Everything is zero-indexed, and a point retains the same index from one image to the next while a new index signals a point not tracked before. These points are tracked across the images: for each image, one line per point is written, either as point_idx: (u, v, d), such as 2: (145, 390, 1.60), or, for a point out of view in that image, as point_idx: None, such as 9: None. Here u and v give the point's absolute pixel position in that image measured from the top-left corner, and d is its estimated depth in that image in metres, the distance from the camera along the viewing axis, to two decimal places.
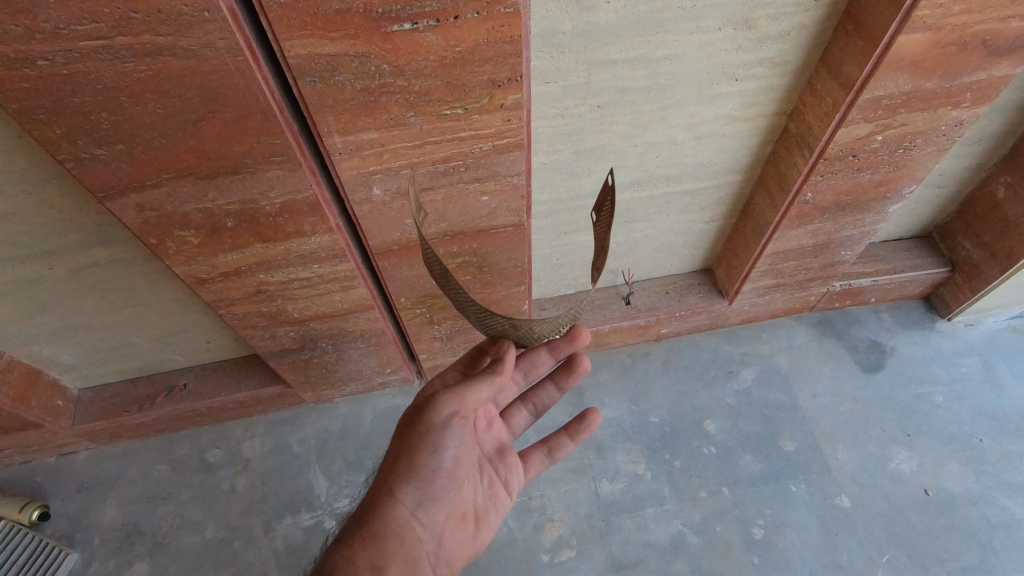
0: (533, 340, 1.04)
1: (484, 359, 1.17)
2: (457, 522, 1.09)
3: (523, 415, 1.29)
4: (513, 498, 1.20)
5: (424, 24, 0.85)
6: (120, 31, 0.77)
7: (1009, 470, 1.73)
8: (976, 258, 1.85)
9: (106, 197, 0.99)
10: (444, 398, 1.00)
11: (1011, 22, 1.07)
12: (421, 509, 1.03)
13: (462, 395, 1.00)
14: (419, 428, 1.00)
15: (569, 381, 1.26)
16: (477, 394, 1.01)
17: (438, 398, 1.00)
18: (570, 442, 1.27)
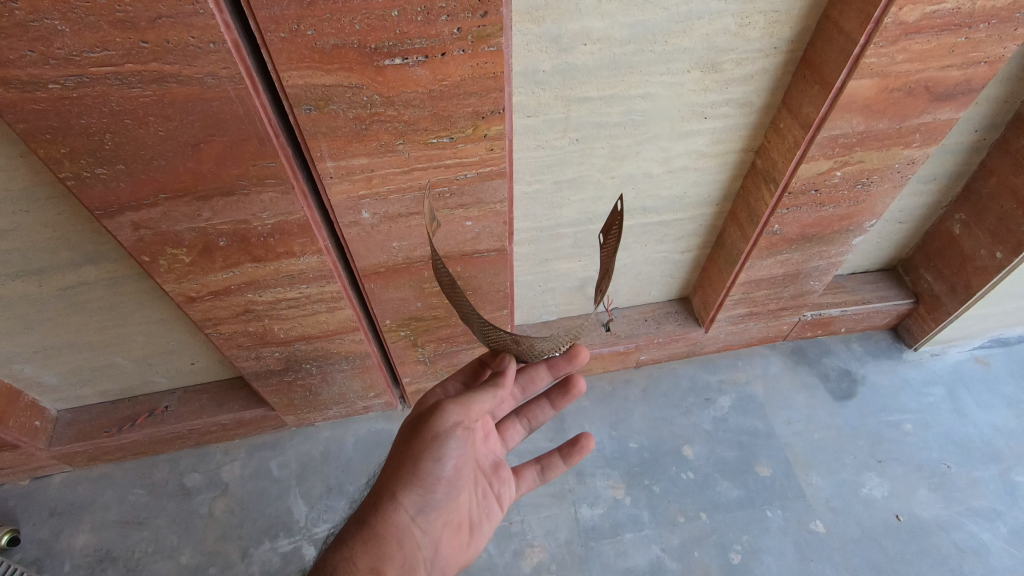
0: (534, 356, 1.05)
1: (485, 371, 1.21)
2: (454, 531, 1.11)
3: (518, 429, 1.31)
4: (504, 510, 1.22)
5: (413, 60, 0.93)
6: (129, 60, 0.83)
7: (977, 496, 1.78)
8: (938, 290, 1.94)
9: (103, 214, 1.03)
10: (451, 407, 1.02)
11: (950, 71, 1.17)
12: (424, 517, 1.05)
13: (466, 407, 1.02)
14: (424, 436, 1.02)
15: (564, 402, 1.29)
16: (479, 407, 1.04)
17: (442, 408, 1.02)
18: (562, 463, 1.26)
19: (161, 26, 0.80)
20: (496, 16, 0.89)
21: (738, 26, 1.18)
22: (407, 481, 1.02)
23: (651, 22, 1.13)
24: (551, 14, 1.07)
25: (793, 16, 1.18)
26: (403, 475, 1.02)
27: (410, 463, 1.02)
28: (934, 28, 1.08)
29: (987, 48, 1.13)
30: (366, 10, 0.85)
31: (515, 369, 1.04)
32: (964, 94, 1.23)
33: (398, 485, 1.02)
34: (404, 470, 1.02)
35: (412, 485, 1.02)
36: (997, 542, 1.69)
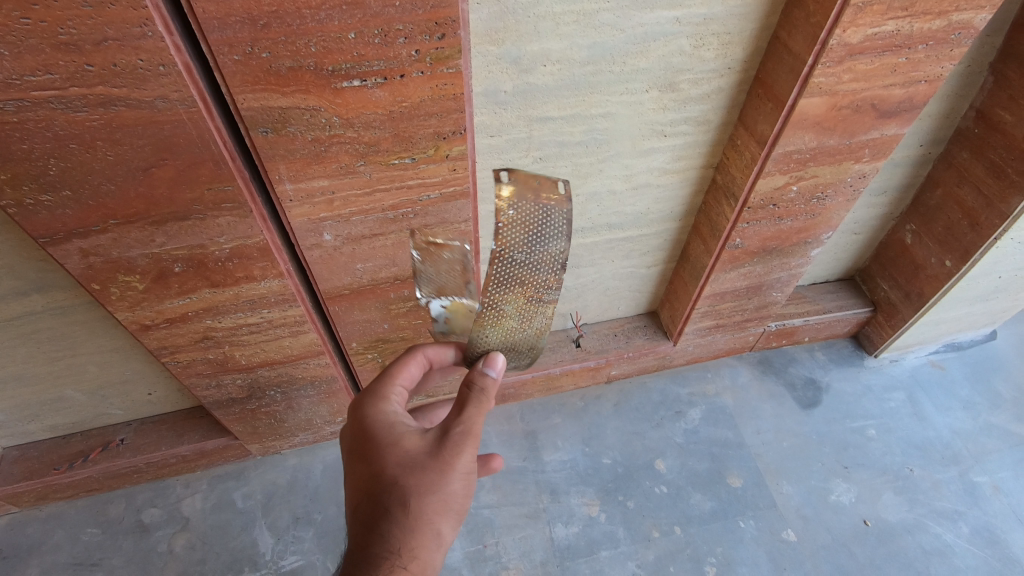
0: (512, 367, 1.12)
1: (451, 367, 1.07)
2: None
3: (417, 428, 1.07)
4: None
5: (372, 82, 0.92)
6: (74, 83, 0.80)
7: (939, 498, 1.82)
8: (894, 298, 2.01)
9: (49, 242, 0.99)
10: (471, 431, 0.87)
11: (893, 89, 1.22)
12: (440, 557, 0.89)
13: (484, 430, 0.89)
14: (453, 469, 0.84)
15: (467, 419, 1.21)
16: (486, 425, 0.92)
17: (466, 437, 0.86)
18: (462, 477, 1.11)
19: (108, 49, 0.78)
20: (454, 38, 0.90)
21: (693, 47, 1.21)
22: (445, 527, 0.84)
23: (608, 43, 1.16)
24: (510, 36, 1.09)
25: (743, 37, 1.23)
26: (440, 523, 0.83)
27: (449, 505, 0.84)
28: (876, 49, 1.13)
29: (926, 67, 1.19)
30: (321, 32, 0.84)
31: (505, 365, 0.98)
32: (908, 111, 1.29)
33: (432, 534, 0.82)
34: (445, 518, 0.83)
35: (447, 531, 0.84)
36: (960, 543, 1.74)
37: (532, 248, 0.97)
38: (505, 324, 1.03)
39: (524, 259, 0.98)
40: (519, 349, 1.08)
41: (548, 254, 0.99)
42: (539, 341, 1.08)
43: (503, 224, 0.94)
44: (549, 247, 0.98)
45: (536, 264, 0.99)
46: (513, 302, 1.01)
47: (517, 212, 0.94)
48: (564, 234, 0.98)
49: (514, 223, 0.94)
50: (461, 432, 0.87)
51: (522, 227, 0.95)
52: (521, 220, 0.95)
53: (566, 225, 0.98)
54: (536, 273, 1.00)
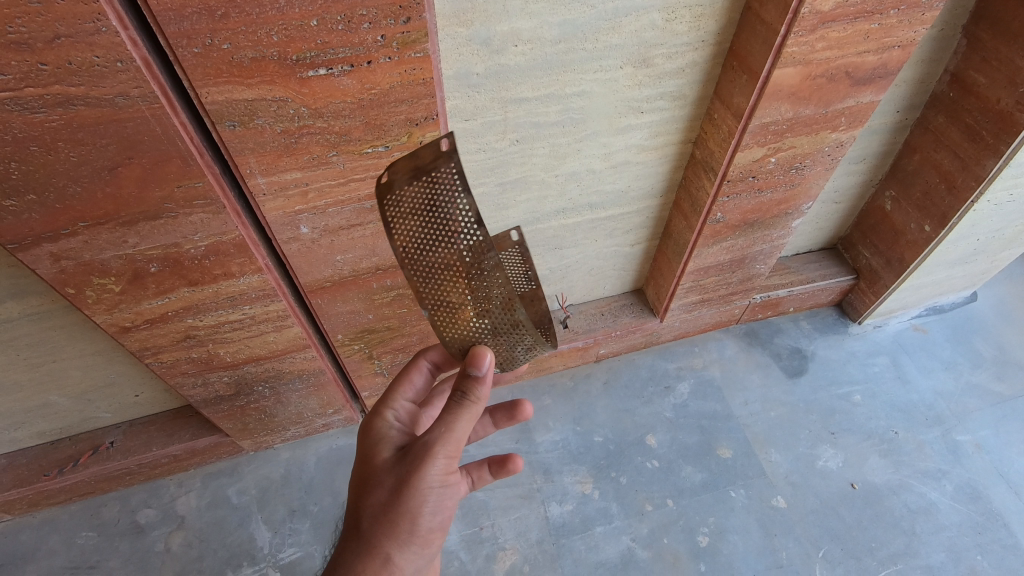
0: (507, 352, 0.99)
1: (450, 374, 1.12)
2: None
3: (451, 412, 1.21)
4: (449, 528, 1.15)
5: (338, 70, 0.90)
6: (29, 83, 0.78)
7: (923, 458, 1.87)
8: (875, 265, 2.03)
9: (18, 248, 0.97)
10: (442, 452, 0.85)
11: (867, 56, 1.22)
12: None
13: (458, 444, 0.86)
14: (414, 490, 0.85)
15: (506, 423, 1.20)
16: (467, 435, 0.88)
17: (429, 455, 0.85)
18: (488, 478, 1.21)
19: (61, 46, 0.75)
20: (420, 21, 0.88)
21: (665, 21, 1.20)
22: (401, 551, 0.85)
23: (579, 20, 1.14)
24: (479, 16, 1.07)
25: (716, 9, 1.21)
26: (398, 547, 0.85)
27: (408, 530, 0.85)
28: (848, 16, 1.12)
29: (899, 32, 1.19)
30: (282, 20, 0.82)
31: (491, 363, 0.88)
32: (882, 77, 1.29)
33: (389, 558, 0.84)
34: (395, 542, 0.84)
35: (405, 556, 0.85)
36: (944, 500, 1.78)
37: (438, 224, 0.88)
38: (462, 319, 0.95)
39: (440, 240, 0.89)
40: (505, 336, 0.95)
41: (458, 221, 0.87)
42: (517, 316, 0.92)
43: (393, 221, 0.88)
44: (453, 213, 0.86)
45: (447, 238, 0.89)
46: (453, 291, 0.93)
47: (404, 199, 0.87)
48: (462, 189, 0.84)
49: (405, 218, 0.88)
50: (429, 448, 0.85)
51: (415, 221, 0.88)
52: (412, 208, 0.88)
53: (457, 188, 0.84)
54: (453, 242, 0.89)
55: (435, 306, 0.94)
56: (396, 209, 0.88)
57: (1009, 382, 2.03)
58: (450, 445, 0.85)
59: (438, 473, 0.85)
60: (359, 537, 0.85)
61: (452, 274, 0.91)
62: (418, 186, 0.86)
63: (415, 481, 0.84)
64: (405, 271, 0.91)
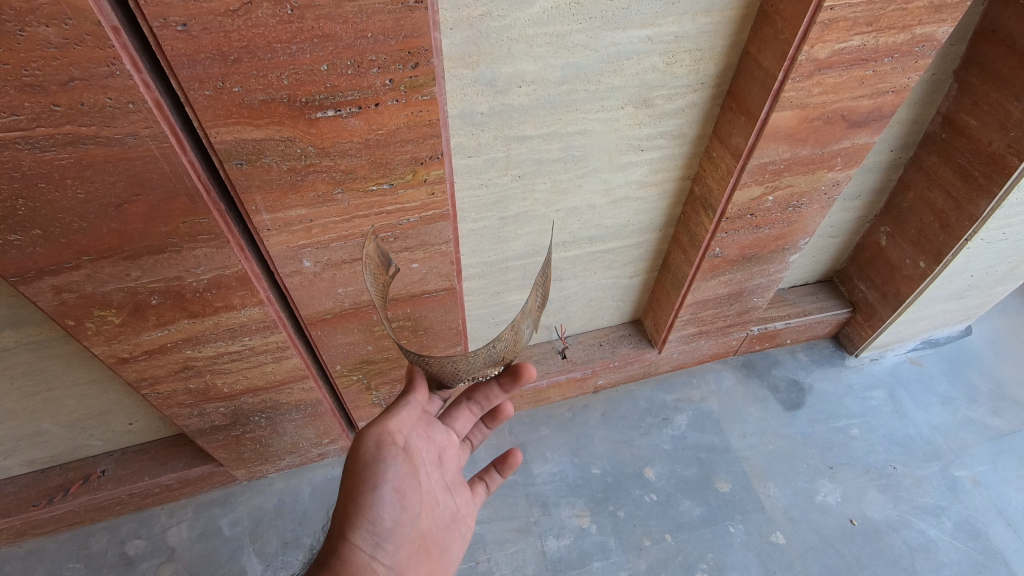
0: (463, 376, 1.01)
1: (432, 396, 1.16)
2: (423, 559, 1.02)
3: (465, 416, 1.16)
4: (466, 527, 1.13)
5: (346, 111, 0.92)
6: (40, 123, 0.79)
7: (922, 493, 1.86)
8: (871, 299, 2.05)
9: (20, 280, 0.97)
10: (374, 432, 0.97)
11: (862, 101, 1.25)
12: (388, 555, 0.95)
13: (386, 426, 0.98)
14: (356, 471, 0.96)
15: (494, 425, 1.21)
16: (398, 420, 0.99)
17: (363, 436, 0.98)
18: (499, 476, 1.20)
19: (74, 88, 0.76)
20: (427, 66, 0.90)
21: (666, 64, 1.23)
22: (358, 529, 0.93)
23: (582, 63, 1.17)
24: (484, 59, 1.09)
25: (715, 53, 1.24)
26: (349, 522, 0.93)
27: (357, 503, 0.94)
28: (843, 63, 1.15)
29: (892, 78, 1.22)
30: (293, 65, 0.84)
31: (422, 376, 1.02)
32: (876, 121, 1.32)
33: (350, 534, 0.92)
34: (351, 522, 0.92)
35: (363, 532, 0.93)
36: (944, 537, 1.77)
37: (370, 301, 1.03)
38: None
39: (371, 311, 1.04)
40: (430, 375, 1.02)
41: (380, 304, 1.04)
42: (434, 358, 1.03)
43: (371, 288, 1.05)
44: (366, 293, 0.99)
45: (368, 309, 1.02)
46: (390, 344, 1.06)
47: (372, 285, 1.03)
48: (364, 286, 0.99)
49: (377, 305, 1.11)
50: (362, 434, 0.99)
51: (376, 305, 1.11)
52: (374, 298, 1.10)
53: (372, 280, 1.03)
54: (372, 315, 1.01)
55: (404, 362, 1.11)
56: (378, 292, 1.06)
57: (1005, 417, 2.04)
58: (383, 432, 0.98)
59: (370, 450, 0.96)
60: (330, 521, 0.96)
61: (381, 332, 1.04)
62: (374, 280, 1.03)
63: (355, 463, 0.97)
64: None
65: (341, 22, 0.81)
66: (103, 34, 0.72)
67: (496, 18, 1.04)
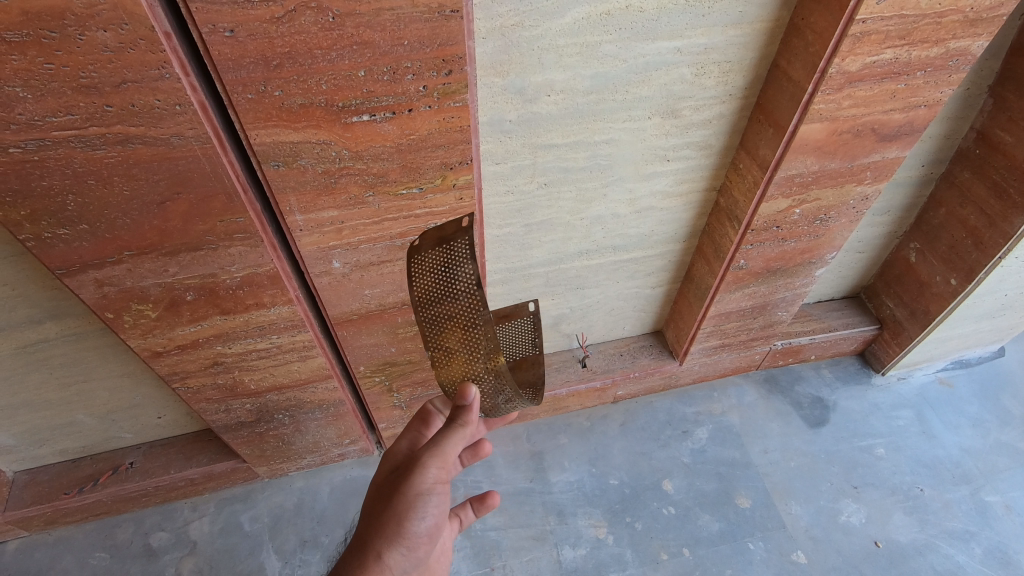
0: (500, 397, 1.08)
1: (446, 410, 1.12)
2: None
3: None
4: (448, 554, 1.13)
5: (381, 116, 0.94)
6: (93, 123, 0.83)
7: (950, 518, 1.81)
8: (899, 316, 2.01)
9: (65, 273, 1.01)
10: (433, 460, 0.91)
11: (893, 114, 1.24)
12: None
13: (445, 456, 0.92)
14: (405, 494, 0.90)
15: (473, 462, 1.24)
16: (456, 451, 0.94)
17: (420, 462, 0.91)
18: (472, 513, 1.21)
19: (126, 90, 0.80)
20: (460, 73, 0.92)
21: (694, 75, 1.24)
22: (394, 552, 0.88)
23: (611, 73, 1.18)
24: (514, 68, 1.11)
25: (743, 65, 1.25)
26: (390, 547, 0.87)
27: (403, 529, 0.88)
28: (875, 76, 1.14)
29: (925, 92, 1.21)
30: (332, 71, 0.87)
31: (476, 399, 0.94)
32: (908, 135, 1.31)
33: (383, 557, 0.87)
34: (390, 544, 0.87)
35: (398, 556, 0.88)
36: (973, 563, 1.72)
37: (443, 284, 0.98)
38: (455, 356, 1.03)
39: (440, 296, 1.00)
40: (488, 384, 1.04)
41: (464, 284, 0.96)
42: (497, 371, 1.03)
43: (416, 270, 1.00)
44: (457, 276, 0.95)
45: (451, 295, 0.98)
46: (450, 336, 1.03)
47: (426, 261, 0.99)
48: (471, 259, 0.93)
49: (425, 270, 1.00)
50: (418, 457, 0.92)
51: (430, 272, 0.99)
52: (430, 264, 0.99)
53: (468, 250, 0.93)
54: (458, 305, 0.99)
55: (436, 349, 1.05)
56: (420, 270, 1.00)
57: None
58: (441, 463, 0.92)
59: (429, 480, 0.91)
60: (357, 540, 0.89)
61: (452, 322, 1.01)
62: (435, 252, 0.98)
63: (405, 487, 0.90)
64: (418, 315, 1.03)
65: (380, 30, 0.84)
66: (156, 39, 0.76)
67: (528, 28, 1.06)
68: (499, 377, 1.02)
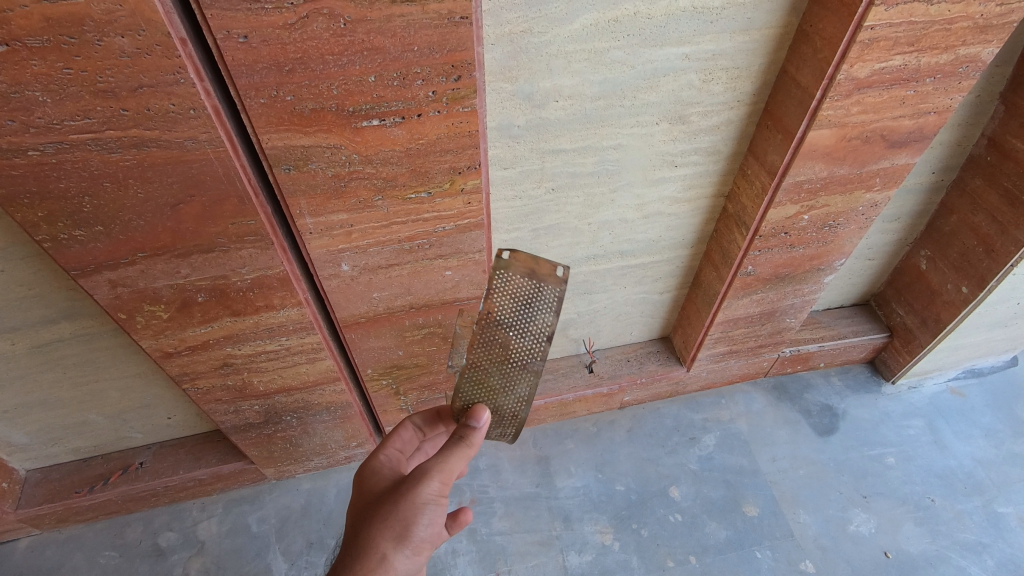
0: (494, 432, 1.13)
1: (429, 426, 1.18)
2: None
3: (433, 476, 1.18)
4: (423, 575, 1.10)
5: (390, 121, 0.96)
6: (110, 126, 0.84)
7: (961, 529, 1.78)
8: (910, 324, 1.99)
9: (80, 274, 1.03)
10: (437, 472, 0.92)
11: (903, 120, 1.24)
12: None
13: (451, 468, 0.93)
14: (411, 501, 0.90)
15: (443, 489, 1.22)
16: (461, 466, 0.95)
17: (426, 471, 0.92)
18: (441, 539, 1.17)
19: (142, 94, 0.82)
20: (469, 79, 0.93)
21: (703, 81, 1.24)
22: (396, 555, 0.87)
23: (619, 79, 1.19)
24: (523, 73, 1.12)
25: (752, 71, 1.25)
26: (394, 549, 0.86)
27: (406, 535, 0.87)
28: (884, 83, 1.14)
29: (935, 99, 1.20)
30: (343, 76, 0.88)
31: (486, 421, 0.98)
32: (917, 141, 1.30)
33: (386, 559, 0.86)
34: (395, 546, 0.87)
35: (400, 560, 0.87)
36: None
37: (522, 319, 1.02)
38: (489, 383, 1.07)
39: (512, 326, 1.03)
40: (502, 413, 1.09)
41: (537, 327, 1.01)
42: (519, 409, 1.08)
43: (495, 290, 1.01)
44: (538, 319, 1.00)
45: (519, 331, 1.03)
46: (495, 365, 1.06)
47: (512, 285, 1.00)
48: (554, 311, 0.99)
49: (508, 292, 1.01)
50: (425, 467, 0.93)
51: (512, 297, 1.01)
52: (513, 290, 1.01)
53: (555, 302, 0.98)
54: (518, 344, 1.04)
55: (472, 366, 1.07)
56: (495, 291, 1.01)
57: None
58: (447, 475, 0.93)
59: (436, 490, 0.91)
60: (356, 544, 0.88)
61: (504, 353, 1.05)
62: (527, 284, 0.99)
63: (412, 494, 0.90)
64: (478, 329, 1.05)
65: (390, 36, 0.85)
66: (172, 45, 0.78)
67: (537, 34, 1.07)
68: (513, 416, 1.09)
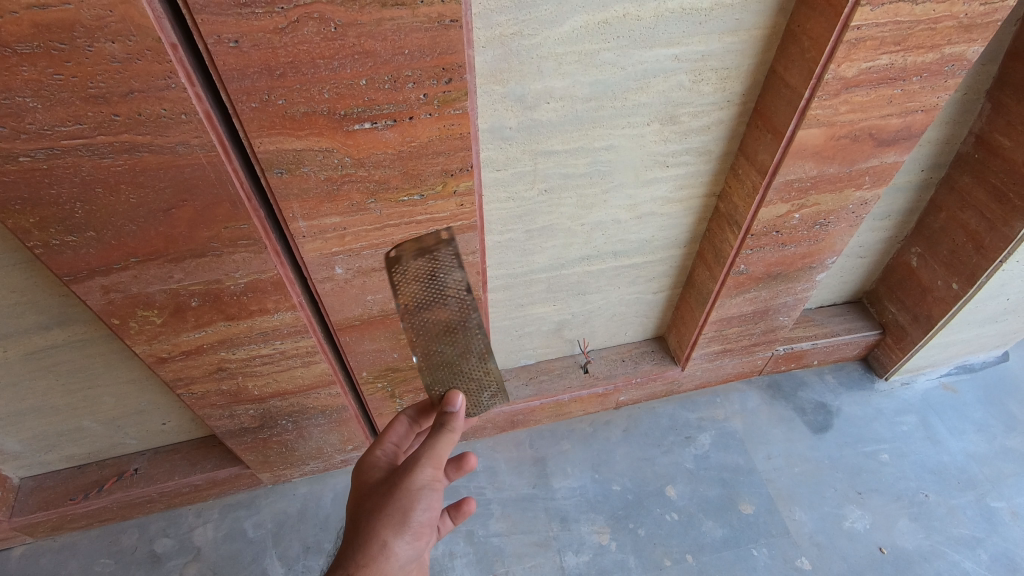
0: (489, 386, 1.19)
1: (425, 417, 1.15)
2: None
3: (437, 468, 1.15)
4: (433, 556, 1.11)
5: (382, 124, 0.96)
6: (101, 132, 0.84)
7: (956, 524, 1.79)
8: (902, 321, 2.01)
9: (72, 279, 1.03)
10: (426, 459, 0.92)
11: (890, 119, 1.25)
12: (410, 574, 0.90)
13: (439, 455, 0.93)
14: (404, 490, 0.90)
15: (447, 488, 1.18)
16: (449, 450, 0.94)
17: (416, 460, 0.92)
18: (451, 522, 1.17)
19: (134, 100, 0.82)
20: (460, 82, 0.94)
21: (692, 82, 1.25)
22: (397, 542, 0.88)
23: (610, 80, 1.20)
24: (514, 76, 1.13)
25: (741, 72, 1.26)
26: (393, 538, 0.87)
27: (404, 523, 0.88)
28: (871, 82, 1.16)
29: (921, 97, 1.22)
30: (334, 80, 0.88)
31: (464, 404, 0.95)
32: (905, 139, 1.32)
33: (387, 547, 0.87)
34: (394, 534, 0.87)
35: (401, 547, 0.88)
36: (979, 570, 1.70)
37: (432, 294, 1.07)
38: (448, 360, 1.13)
39: (430, 306, 1.08)
40: (477, 375, 1.16)
41: (452, 287, 1.08)
42: (488, 360, 1.16)
43: (398, 281, 1.06)
44: (449, 281, 1.07)
45: (439, 303, 1.08)
46: (442, 344, 1.12)
47: (409, 270, 1.05)
48: (458, 264, 1.07)
49: (409, 278, 1.06)
50: (414, 456, 0.93)
51: (416, 281, 1.06)
52: (413, 274, 1.06)
53: (454, 258, 1.07)
54: (448, 312, 1.09)
55: (423, 355, 1.12)
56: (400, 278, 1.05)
57: None
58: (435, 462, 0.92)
59: (426, 477, 0.91)
60: (356, 536, 0.89)
61: (442, 329, 1.11)
62: (422, 261, 1.06)
63: (404, 482, 0.91)
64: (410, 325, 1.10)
65: (381, 40, 0.85)
66: (162, 50, 0.78)
67: (527, 36, 1.08)
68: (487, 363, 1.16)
